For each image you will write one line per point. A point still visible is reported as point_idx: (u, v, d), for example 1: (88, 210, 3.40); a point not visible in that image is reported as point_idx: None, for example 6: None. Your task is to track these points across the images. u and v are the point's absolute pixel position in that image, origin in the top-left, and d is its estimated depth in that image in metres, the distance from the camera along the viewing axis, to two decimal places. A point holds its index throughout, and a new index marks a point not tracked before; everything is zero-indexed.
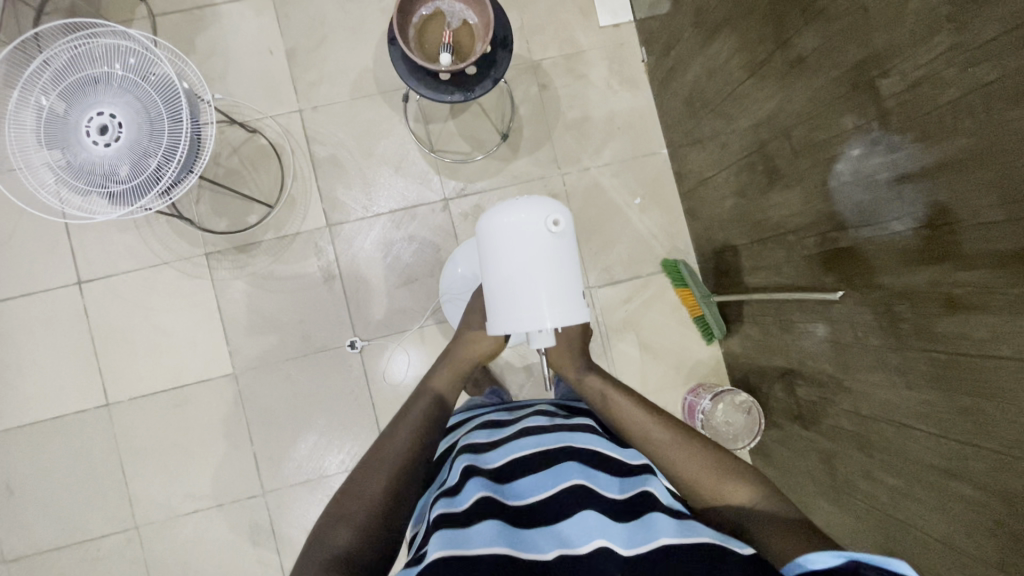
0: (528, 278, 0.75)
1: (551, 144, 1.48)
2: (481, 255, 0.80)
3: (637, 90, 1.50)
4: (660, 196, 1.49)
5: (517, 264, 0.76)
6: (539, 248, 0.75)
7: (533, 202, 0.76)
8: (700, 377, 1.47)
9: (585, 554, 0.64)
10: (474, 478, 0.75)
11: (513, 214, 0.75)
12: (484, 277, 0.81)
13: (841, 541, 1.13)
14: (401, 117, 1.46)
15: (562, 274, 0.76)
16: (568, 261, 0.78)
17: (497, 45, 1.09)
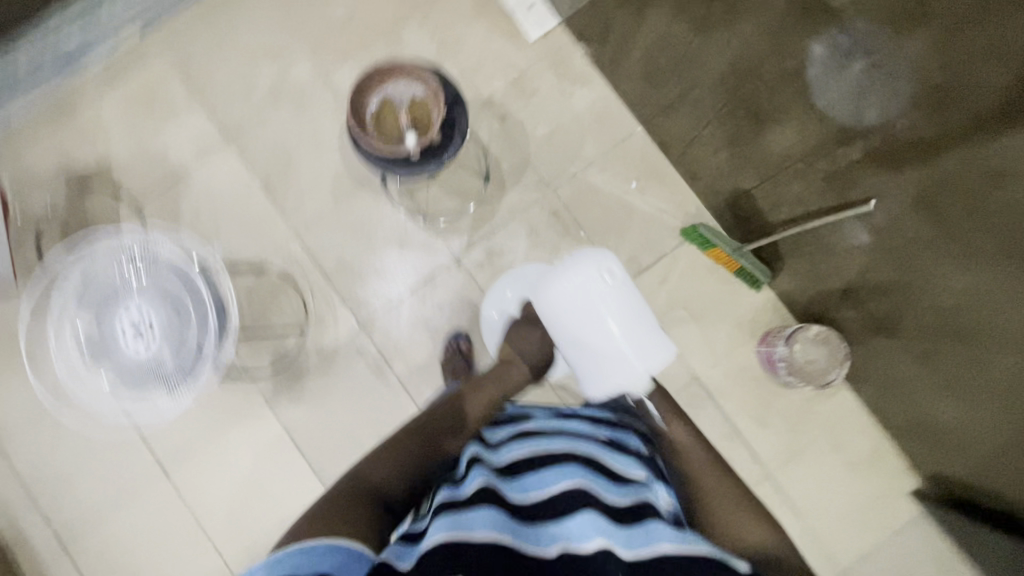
0: (612, 329, 0.97)
1: (532, 166, 1.49)
2: (560, 328, 1.01)
3: (591, 81, 1.50)
4: (654, 170, 1.48)
5: (600, 319, 0.98)
6: (611, 301, 0.98)
7: (590, 271, 1.00)
8: (763, 324, 1.44)
9: (591, 552, 0.74)
10: (476, 469, 0.85)
11: (579, 277, 0.99)
12: (570, 349, 1.01)
13: (970, 433, 1.10)
14: (387, 199, 1.49)
15: (632, 320, 0.98)
16: (633, 306, 0.99)
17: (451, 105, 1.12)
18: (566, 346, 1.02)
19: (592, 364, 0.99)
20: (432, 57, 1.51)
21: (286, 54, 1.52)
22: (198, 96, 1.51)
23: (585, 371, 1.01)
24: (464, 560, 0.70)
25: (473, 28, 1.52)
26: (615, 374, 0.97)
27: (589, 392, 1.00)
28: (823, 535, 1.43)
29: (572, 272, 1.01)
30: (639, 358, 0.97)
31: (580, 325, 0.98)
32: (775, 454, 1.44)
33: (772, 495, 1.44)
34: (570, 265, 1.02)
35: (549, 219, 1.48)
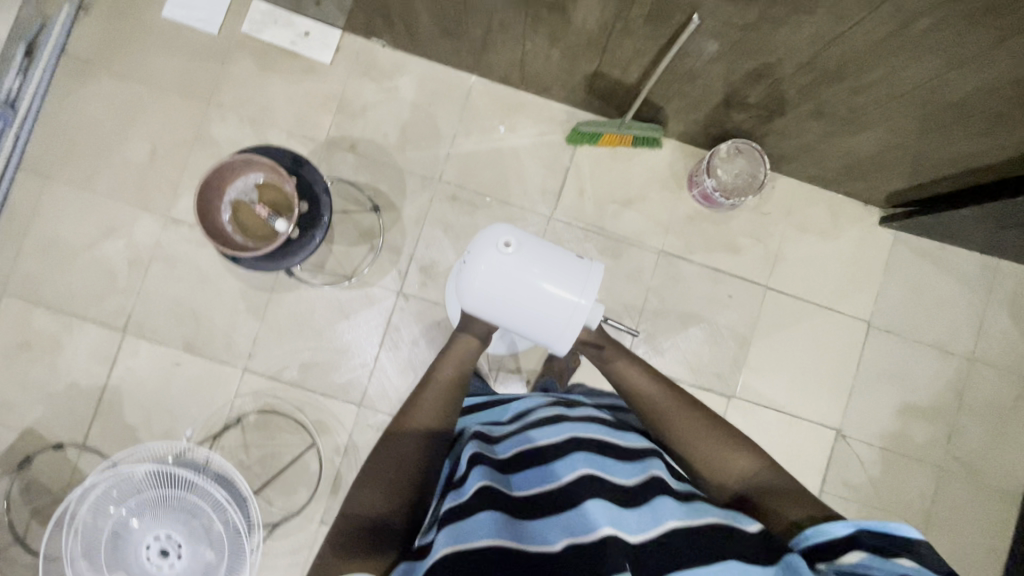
0: (541, 284, 0.85)
1: (408, 171, 1.46)
2: (492, 314, 0.89)
3: (406, 65, 1.47)
4: (511, 106, 1.48)
5: (525, 287, 0.85)
6: (523, 260, 0.85)
7: (482, 246, 0.86)
8: (682, 171, 1.49)
9: (597, 543, 0.70)
10: (476, 467, 0.83)
11: (479, 260, 0.85)
12: (512, 325, 0.89)
13: (890, 141, 1.19)
14: (305, 285, 1.44)
15: (549, 263, 0.86)
16: (543, 251, 0.87)
17: (295, 169, 1.07)
18: (509, 324, 0.90)
19: (547, 330, 0.88)
20: (254, 136, 1.44)
21: (121, 222, 1.43)
22: (68, 313, 1.41)
23: (537, 335, 0.89)
24: (469, 567, 0.69)
25: (271, 87, 1.45)
26: (570, 322, 0.86)
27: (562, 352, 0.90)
28: (838, 304, 1.53)
29: (470, 258, 0.87)
30: (582, 291, 0.85)
31: (510, 303, 0.86)
32: (762, 267, 1.51)
33: (781, 301, 1.51)
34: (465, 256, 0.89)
35: (453, 206, 1.47)
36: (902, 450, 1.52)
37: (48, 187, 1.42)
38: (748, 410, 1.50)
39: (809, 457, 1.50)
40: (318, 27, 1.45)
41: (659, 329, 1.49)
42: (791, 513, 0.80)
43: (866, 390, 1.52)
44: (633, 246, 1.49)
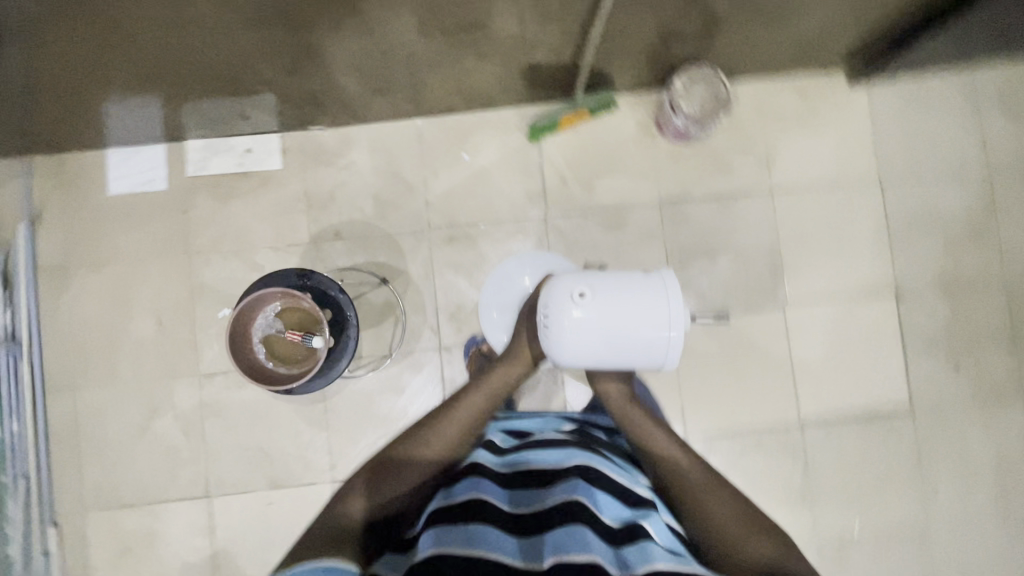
0: (630, 309, 0.96)
1: (397, 234, 1.46)
2: (597, 356, 0.98)
3: (351, 138, 1.47)
4: (464, 131, 1.47)
5: (618, 318, 0.95)
6: (605, 297, 0.96)
7: (560, 305, 0.95)
8: (645, 119, 1.49)
9: (581, 561, 0.91)
10: (474, 480, 1.07)
11: (565, 314, 0.95)
12: (617, 356, 0.98)
13: (832, 6, 1.15)
14: (350, 380, 1.44)
15: (623, 289, 0.97)
16: (612, 281, 0.98)
17: (306, 285, 1.07)
18: (613, 358, 0.99)
19: (651, 349, 0.97)
20: (243, 266, 1.44)
21: (159, 398, 1.43)
22: (149, 501, 1.42)
23: (643, 354, 0.99)
24: (458, 559, 0.92)
25: (238, 213, 1.45)
26: (670, 332, 0.97)
27: (671, 365, 1.00)
28: (843, 176, 1.52)
29: (554, 320, 0.96)
30: (667, 299, 0.97)
31: (612, 339, 0.96)
32: (759, 174, 1.51)
33: (790, 197, 1.51)
34: (546, 316, 0.98)
35: (453, 246, 1.46)
36: None
37: (80, 396, 1.43)
38: (805, 310, 1.50)
39: (879, 327, 1.50)
40: (255, 139, 1.45)
41: (690, 273, 1.49)
42: (757, 549, 1.04)
43: (904, 243, 1.52)
44: (633, 208, 1.49)
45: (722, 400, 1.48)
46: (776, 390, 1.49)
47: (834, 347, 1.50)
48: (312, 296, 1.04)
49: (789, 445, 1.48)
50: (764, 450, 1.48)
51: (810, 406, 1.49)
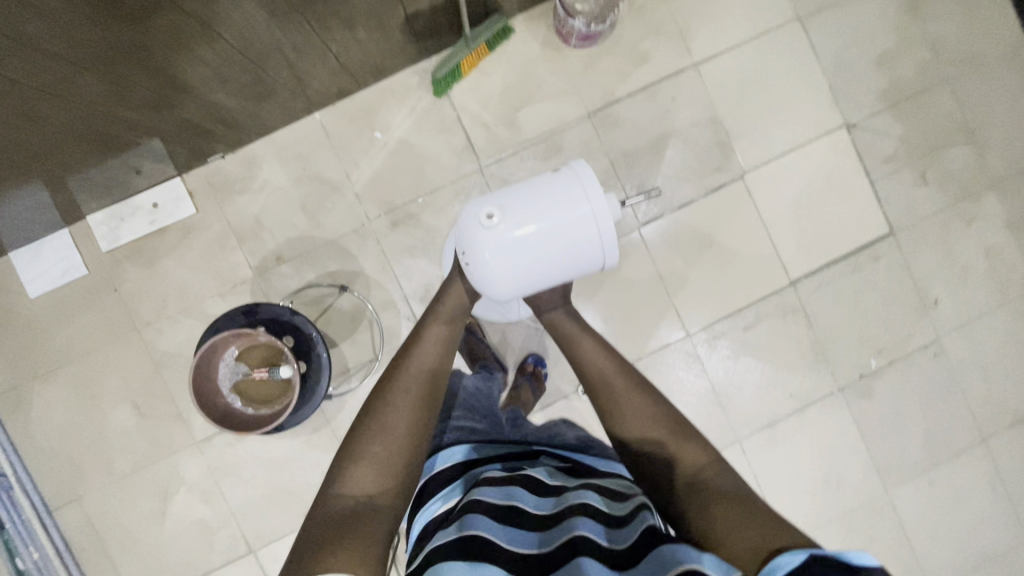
0: (547, 222, 0.87)
1: (339, 238, 1.39)
2: (531, 278, 0.90)
3: (256, 155, 1.37)
4: (367, 109, 1.38)
5: (537, 234, 0.87)
6: (519, 215, 0.87)
7: (475, 237, 0.88)
8: (547, 35, 1.40)
9: None
10: (478, 516, 0.84)
11: (480, 247, 0.87)
12: (551, 273, 0.91)
13: None
14: (348, 395, 1.40)
15: (535, 200, 0.88)
16: (523, 196, 0.89)
17: (255, 321, 1.01)
18: (549, 276, 0.92)
19: (585, 253, 0.90)
20: (198, 323, 1.37)
21: (167, 479, 1.39)
22: None
23: (579, 263, 0.92)
24: None
25: (171, 271, 1.37)
26: (600, 231, 0.89)
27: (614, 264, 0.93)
28: (762, 26, 1.45)
29: (473, 254, 0.89)
30: (586, 199, 0.88)
31: (540, 256, 0.88)
32: (677, 51, 1.44)
33: (715, 65, 1.45)
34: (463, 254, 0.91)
35: (399, 230, 1.40)
36: (906, 94, 1.48)
37: (88, 503, 1.38)
38: (764, 173, 1.46)
39: (840, 164, 1.48)
40: (157, 190, 1.35)
41: (642, 176, 1.44)
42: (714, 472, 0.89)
43: (840, 73, 1.47)
44: (564, 129, 1.42)
45: (712, 287, 1.46)
46: (760, 260, 1.47)
47: (803, 199, 1.47)
48: (265, 330, 0.98)
49: (788, 307, 1.48)
50: (766, 320, 1.48)
51: (797, 264, 1.47)
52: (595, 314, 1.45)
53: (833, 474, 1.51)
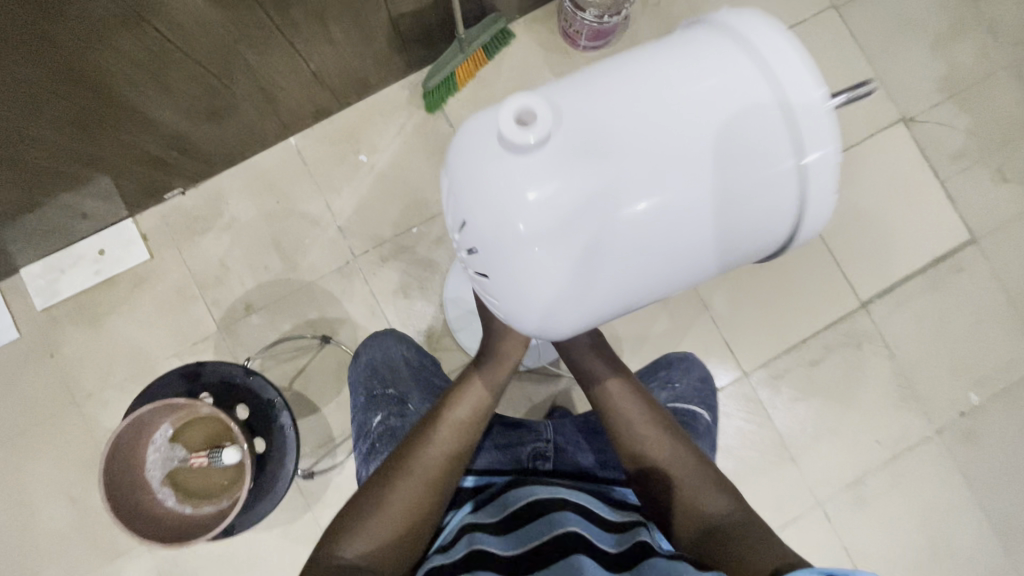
0: (649, 171, 0.45)
1: (320, 280, 1.17)
2: (611, 274, 0.48)
3: (222, 189, 1.18)
4: (350, 130, 1.19)
5: (625, 186, 0.45)
6: (593, 151, 0.45)
7: (506, 196, 0.45)
8: (552, 39, 1.23)
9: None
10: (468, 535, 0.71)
11: (504, 222, 0.46)
12: (655, 264, 0.48)
13: None
14: (333, 471, 1.14)
15: (627, 119, 0.45)
16: (601, 110, 0.46)
17: (196, 388, 0.76)
18: (650, 268, 0.48)
19: (723, 226, 0.47)
20: None
21: None
22: None
23: (709, 246, 0.48)
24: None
25: (120, 330, 1.14)
26: (756, 185, 0.46)
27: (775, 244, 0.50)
28: (794, 17, 1.28)
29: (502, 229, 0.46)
30: (731, 118, 0.45)
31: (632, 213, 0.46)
32: None
33: None
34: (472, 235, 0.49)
35: (391, 266, 1.18)
36: (968, 82, 1.29)
37: None
38: None
39: (902, 164, 1.26)
40: (104, 235, 1.14)
41: None
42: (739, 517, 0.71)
43: (888, 63, 1.29)
44: None
45: (767, 315, 1.22)
46: (821, 279, 1.23)
47: (864, 205, 1.25)
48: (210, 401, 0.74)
49: (862, 334, 1.22)
50: (837, 351, 1.22)
51: (866, 281, 1.23)
52: (631, 355, 1.20)
53: (942, 540, 1.20)
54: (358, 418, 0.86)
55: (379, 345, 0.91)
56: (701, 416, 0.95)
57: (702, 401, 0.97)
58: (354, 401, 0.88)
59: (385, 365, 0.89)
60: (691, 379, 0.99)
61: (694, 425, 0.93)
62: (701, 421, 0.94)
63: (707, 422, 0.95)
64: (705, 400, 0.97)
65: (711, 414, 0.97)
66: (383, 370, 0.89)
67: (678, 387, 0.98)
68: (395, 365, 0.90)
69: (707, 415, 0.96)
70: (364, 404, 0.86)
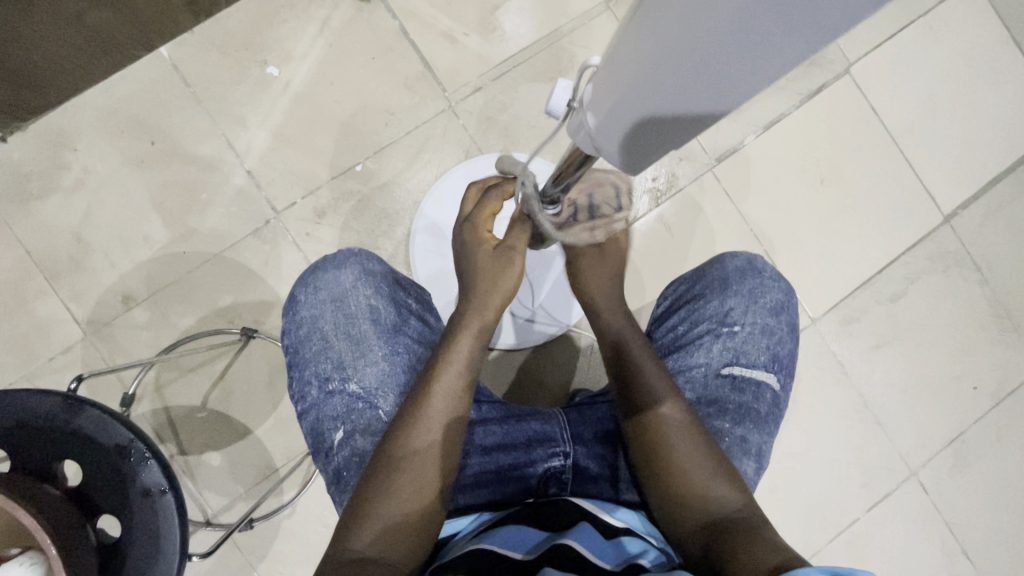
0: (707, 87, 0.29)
1: (228, 251, 0.82)
2: (622, 112, 0.32)
3: (64, 129, 0.80)
4: (249, 31, 0.83)
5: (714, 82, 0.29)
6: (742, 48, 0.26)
7: None
8: None
9: None
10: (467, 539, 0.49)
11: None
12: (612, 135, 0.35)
13: None
14: (281, 515, 0.81)
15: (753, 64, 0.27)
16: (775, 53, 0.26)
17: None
18: (616, 132, 0.34)
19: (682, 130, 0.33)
20: None
21: None
22: None
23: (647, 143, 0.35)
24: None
25: None
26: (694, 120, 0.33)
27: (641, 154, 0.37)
28: None
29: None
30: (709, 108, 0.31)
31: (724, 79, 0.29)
32: None
33: None
34: None
35: (331, 222, 0.84)
36: None
37: None
38: (877, 61, 0.97)
39: (980, 36, 0.99)
40: None
41: None
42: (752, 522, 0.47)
43: None
44: (575, 27, 0.89)
45: (833, 244, 0.94)
46: (893, 191, 0.96)
47: (938, 93, 0.98)
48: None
49: (949, 256, 0.97)
50: (921, 281, 0.96)
51: (947, 190, 0.97)
52: None
53: None
54: (306, 417, 0.55)
55: (333, 295, 0.57)
56: (769, 386, 0.58)
57: (774, 357, 0.59)
58: (297, 389, 0.56)
59: (345, 329, 0.56)
60: (758, 319, 0.60)
61: (756, 404, 0.57)
62: (768, 393, 0.58)
63: (776, 392, 0.59)
64: (776, 353, 0.60)
65: (786, 374, 0.60)
66: (340, 340, 0.56)
67: (737, 336, 0.59)
68: (358, 328, 0.56)
69: (777, 382, 0.59)
70: (316, 400, 0.55)
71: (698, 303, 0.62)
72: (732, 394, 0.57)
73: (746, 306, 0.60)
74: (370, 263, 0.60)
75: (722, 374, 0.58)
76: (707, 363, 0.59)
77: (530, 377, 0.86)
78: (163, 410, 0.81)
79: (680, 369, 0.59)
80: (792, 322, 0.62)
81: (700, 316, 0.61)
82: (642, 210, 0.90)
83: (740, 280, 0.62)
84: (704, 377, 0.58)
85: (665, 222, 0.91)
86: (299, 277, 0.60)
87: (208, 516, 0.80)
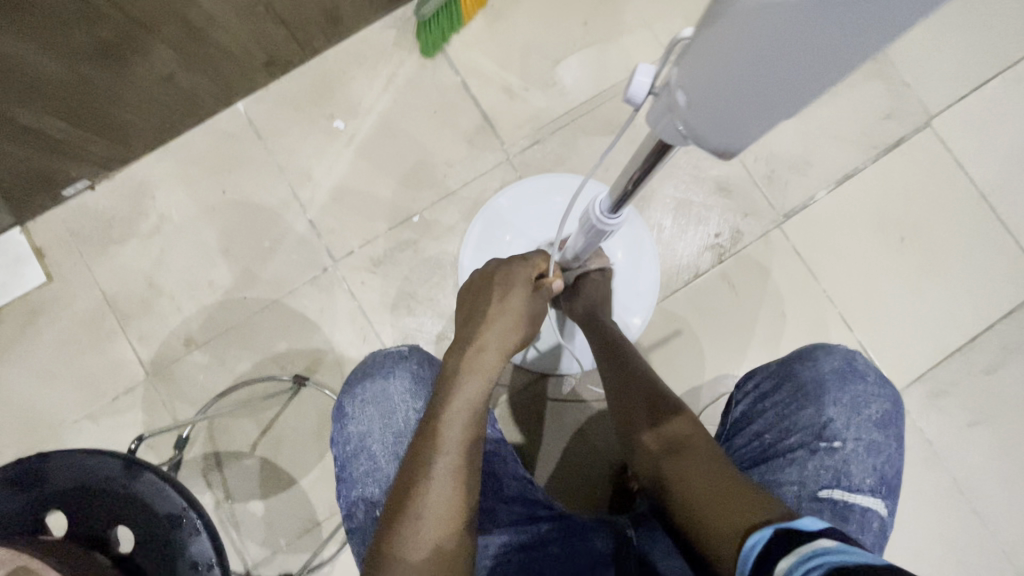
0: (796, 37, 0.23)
1: (285, 298, 0.83)
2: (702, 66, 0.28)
3: (146, 179, 0.84)
4: (320, 88, 0.86)
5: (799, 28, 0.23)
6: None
7: None
8: None
9: None
10: None
11: None
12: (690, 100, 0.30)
13: None
14: (321, 573, 0.78)
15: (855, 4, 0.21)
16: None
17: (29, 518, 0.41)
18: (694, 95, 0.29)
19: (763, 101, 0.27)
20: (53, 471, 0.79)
21: None
22: None
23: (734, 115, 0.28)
24: None
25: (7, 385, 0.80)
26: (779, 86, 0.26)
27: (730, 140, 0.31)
28: None
29: None
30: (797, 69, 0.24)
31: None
32: None
33: None
34: None
35: (386, 272, 0.84)
36: None
37: None
38: (961, 115, 0.90)
39: None
40: None
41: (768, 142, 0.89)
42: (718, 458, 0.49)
43: None
44: None
45: (916, 307, 0.87)
46: (984, 252, 0.88)
47: None
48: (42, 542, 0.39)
49: None
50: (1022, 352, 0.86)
51: None
52: (732, 375, 0.84)
53: None
54: (352, 539, 0.53)
55: (382, 411, 0.56)
56: (876, 513, 0.52)
57: (881, 480, 0.53)
58: (344, 508, 0.54)
59: (393, 448, 0.55)
60: (861, 434, 0.54)
61: (863, 535, 0.50)
62: (875, 522, 0.51)
63: (884, 520, 0.52)
64: (882, 474, 0.53)
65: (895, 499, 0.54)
66: (388, 461, 0.54)
67: (838, 454, 0.53)
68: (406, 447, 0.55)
69: (885, 508, 0.52)
70: (364, 524, 0.53)
71: (789, 410, 0.56)
72: (834, 522, 0.50)
73: (848, 418, 0.54)
74: (421, 369, 0.58)
75: (820, 496, 0.52)
76: (801, 482, 0.52)
77: (582, 441, 0.81)
78: (213, 454, 0.81)
79: (768, 486, 0.53)
80: (901, 437, 0.56)
81: (792, 425, 0.55)
82: (703, 267, 0.86)
83: (840, 385, 0.56)
84: (798, 498, 0.52)
85: (729, 281, 0.86)
86: (347, 382, 0.59)
87: (249, 567, 0.78)
